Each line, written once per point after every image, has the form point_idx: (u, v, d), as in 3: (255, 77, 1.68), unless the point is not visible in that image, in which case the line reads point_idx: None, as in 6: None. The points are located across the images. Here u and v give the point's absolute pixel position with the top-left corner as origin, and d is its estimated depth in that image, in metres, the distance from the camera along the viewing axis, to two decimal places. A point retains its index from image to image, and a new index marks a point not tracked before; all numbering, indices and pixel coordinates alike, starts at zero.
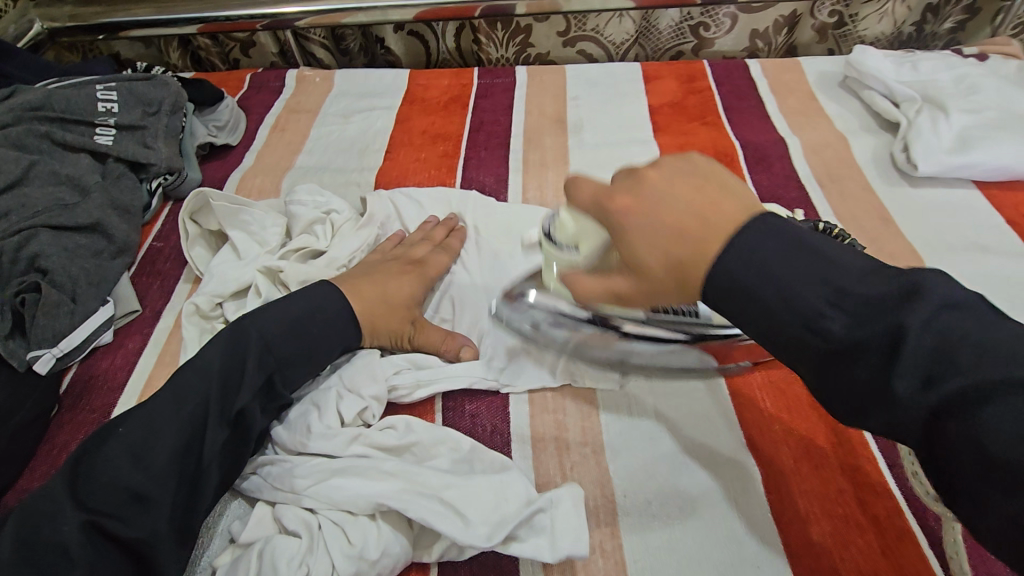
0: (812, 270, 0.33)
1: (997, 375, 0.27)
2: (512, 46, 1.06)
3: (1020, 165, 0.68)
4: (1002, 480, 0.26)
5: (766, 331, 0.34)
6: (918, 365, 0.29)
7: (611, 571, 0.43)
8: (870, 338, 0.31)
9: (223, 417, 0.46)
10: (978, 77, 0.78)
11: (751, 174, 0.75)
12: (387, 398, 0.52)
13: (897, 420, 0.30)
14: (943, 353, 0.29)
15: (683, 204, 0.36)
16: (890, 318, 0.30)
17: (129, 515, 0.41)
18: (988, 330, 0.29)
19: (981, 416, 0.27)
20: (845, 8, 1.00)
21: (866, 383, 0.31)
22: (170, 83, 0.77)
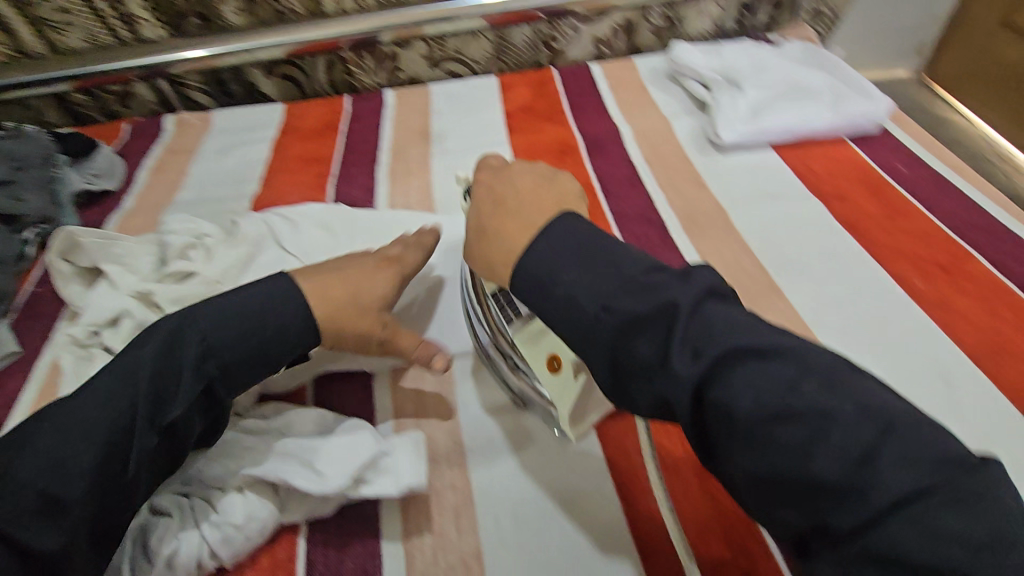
0: (592, 254, 0.42)
1: (740, 347, 0.35)
2: (382, 73, 1.14)
3: (800, 126, 0.81)
4: (733, 437, 0.34)
5: (567, 322, 0.41)
6: (684, 344, 0.36)
7: (460, 502, 0.49)
8: (650, 314, 0.38)
9: (156, 427, 0.45)
10: (768, 59, 0.92)
11: (589, 160, 0.85)
12: (258, 390, 0.56)
13: (677, 403, 0.35)
14: (701, 338, 0.36)
15: (517, 197, 0.49)
16: (662, 300, 0.38)
17: (37, 522, 0.40)
18: (737, 319, 0.38)
19: (689, 358, 0.36)
20: (672, 12, 1.15)
21: (648, 364, 0.37)
22: (41, 138, 0.83)
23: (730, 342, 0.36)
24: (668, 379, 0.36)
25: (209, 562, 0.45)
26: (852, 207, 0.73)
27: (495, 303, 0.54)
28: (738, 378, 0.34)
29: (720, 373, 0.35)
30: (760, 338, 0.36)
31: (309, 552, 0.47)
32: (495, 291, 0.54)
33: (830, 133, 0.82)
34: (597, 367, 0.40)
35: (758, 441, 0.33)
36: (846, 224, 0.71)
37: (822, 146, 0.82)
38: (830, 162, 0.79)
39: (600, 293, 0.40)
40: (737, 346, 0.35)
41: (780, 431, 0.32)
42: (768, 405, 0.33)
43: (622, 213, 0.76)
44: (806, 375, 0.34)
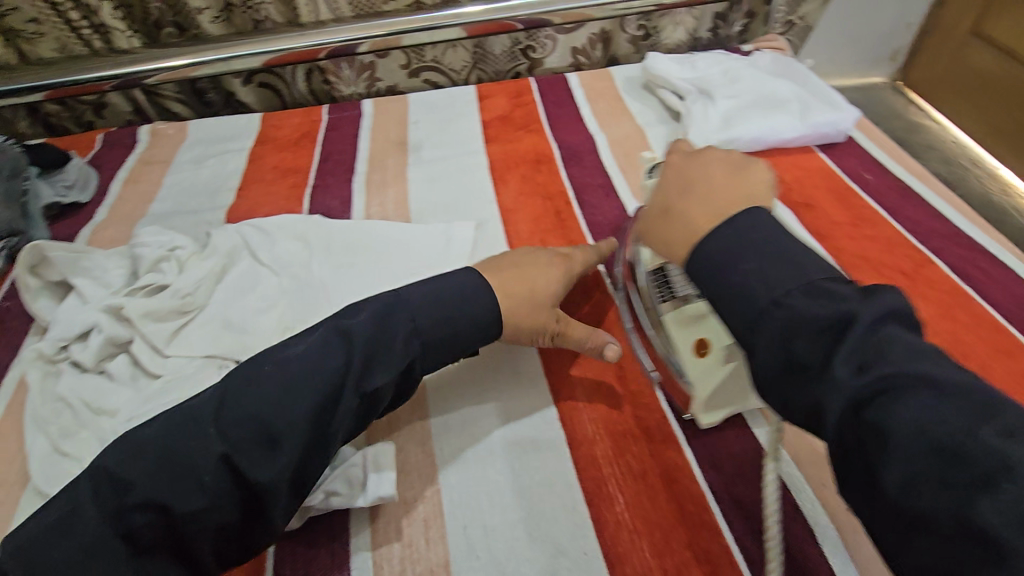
0: (771, 249, 0.43)
1: (911, 372, 0.33)
2: (361, 82, 1.14)
3: (770, 136, 0.82)
4: (879, 454, 0.32)
5: (733, 307, 0.43)
6: (851, 355, 0.35)
7: (430, 512, 0.49)
8: (828, 323, 0.37)
9: (358, 394, 0.47)
10: (739, 69, 0.94)
11: (565, 170, 0.86)
12: None
13: (830, 408, 0.34)
14: (872, 354, 0.34)
15: (707, 182, 0.51)
16: (841, 310, 0.37)
17: (181, 523, 0.40)
18: (922, 347, 0.35)
19: (857, 366, 0.34)
20: (648, 22, 1.16)
21: (807, 365, 0.37)
22: (8, 150, 0.80)
23: (914, 364, 0.33)
24: (833, 379, 0.35)
25: None
26: (819, 215, 0.74)
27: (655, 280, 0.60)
28: (908, 400, 0.32)
29: (893, 391, 0.33)
30: (950, 379, 0.32)
31: (276, 564, 0.47)
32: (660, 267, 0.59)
33: (799, 141, 0.84)
34: (756, 358, 0.40)
35: (900, 460, 0.31)
36: (814, 231, 0.72)
37: (792, 154, 0.84)
38: (799, 171, 0.81)
39: (774, 282, 0.41)
40: (927, 378, 0.32)
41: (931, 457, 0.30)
42: (933, 437, 0.30)
43: (595, 221, 0.77)
44: (972, 417, 0.30)
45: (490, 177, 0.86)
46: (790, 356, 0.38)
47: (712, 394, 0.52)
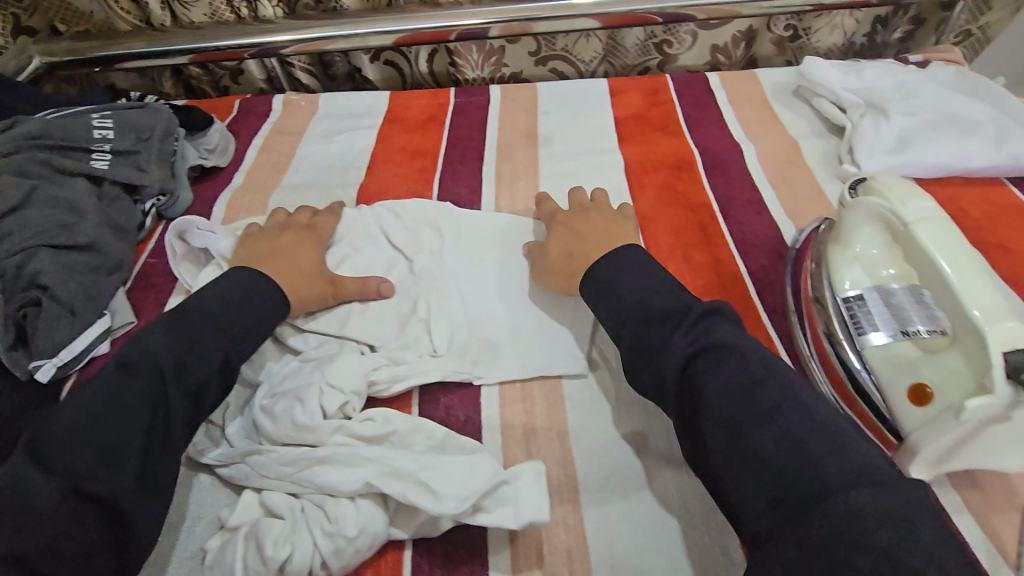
0: (658, 286, 0.53)
1: (725, 345, 0.46)
2: (487, 67, 1.12)
3: (954, 163, 0.73)
4: (776, 476, 0.38)
5: (630, 312, 0.52)
6: (690, 337, 0.47)
7: (572, 542, 0.47)
8: (670, 317, 0.49)
9: (183, 393, 0.49)
10: (916, 83, 0.84)
11: (708, 179, 0.80)
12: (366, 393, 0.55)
13: (667, 371, 0.46)
14: (704, 332, 0.47)
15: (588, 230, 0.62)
16: (682, 305, 0.50)
17: (101, 473, 0.43)
18: (745, 343, 0.46)
19: (697, 384, 0.45)
20: (799, 22, 1.06)
21: (658, 346, 0.48)
22: (161, 111, 0.82)
23: (759, 369, 0.44)
24: (716, 414, 0.43)
25: (320, 572, 0.44)
26: (1015, 261, 0.65)
27: (848, 308, 0.55)
28: (766, 404, 0.42)
29: (762, 411, 0.42)
30: (754, 353, 0.45)
31: (415, 571, 0.46)
32: (853, 295, 0.55)
33: (988, 172, 0.73)
34: (626, 344, 0.51)
35: (791, 473, 0.38)
36: (1009, 279, 0.63)
37: (977, 186, 0.74)
38: (988, 207, 0.71)
39: (647, 299, 0.51)
40: (739, 360, 0.44)
41: (826, 467, 0.37)
42: (731, 386, 0.43)
43: (746, 242, 0.70)
44: (759, 370, 0.44)
45: (626, 180, 0.81)
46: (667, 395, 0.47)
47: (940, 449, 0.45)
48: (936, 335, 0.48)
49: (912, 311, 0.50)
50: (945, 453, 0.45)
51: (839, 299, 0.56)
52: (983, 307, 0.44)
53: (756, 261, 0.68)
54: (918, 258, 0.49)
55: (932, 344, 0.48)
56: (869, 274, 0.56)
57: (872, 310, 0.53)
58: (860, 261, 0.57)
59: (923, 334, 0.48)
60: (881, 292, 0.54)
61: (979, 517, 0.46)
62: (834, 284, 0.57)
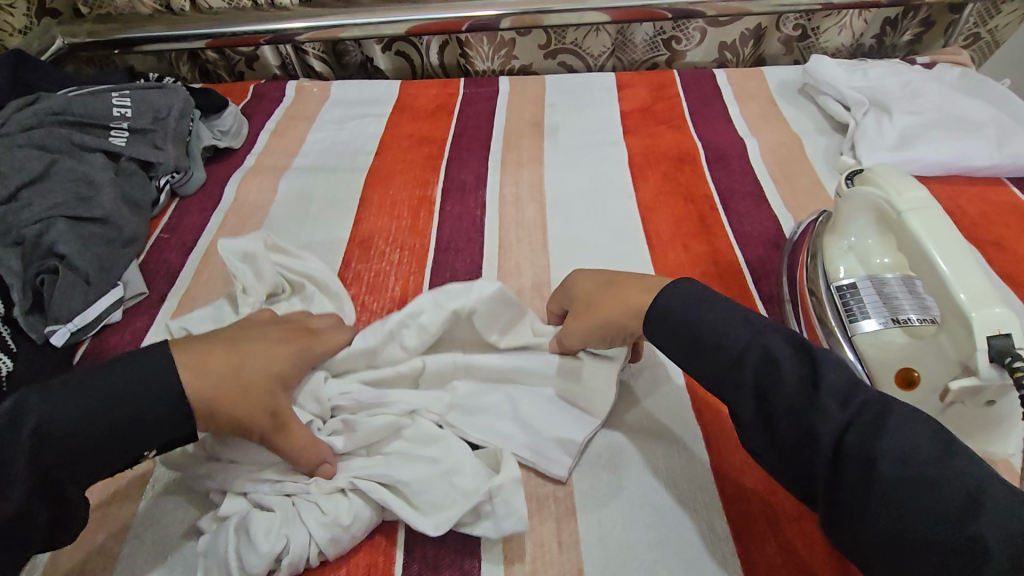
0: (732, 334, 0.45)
1: (888, 408, 0.39)
2: (497, 59, 1.13)
3: (954, 162, 0.74)
4: (943, 548, 0.34)
5: (716, 363, 0.45)
6: (837, 394, 0.40)
7: (562, 514, 0.49)
8: (795, 368, 0.41)
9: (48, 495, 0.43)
10: (922, 82, 0.84)
11: (711, 172, 0.80)
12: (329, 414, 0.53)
13: (819, 437, 0.39)
14: (849, 391, 0.40)
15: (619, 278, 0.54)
16: (813, 356, 0.42)
17: None
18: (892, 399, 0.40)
19: (856, 454, 0.38)
20: (807, 22, 1.07)
21: (800, 402, 0.40)
22: (178, 91, 0.84)
23: (905, 424, 0.38)
24: (870, 477, 0.37)
25: (315, 558, 0.46)
26: (1011, 258, 0.65)
27: (840, 296, 0.56)
28: (927, 472, 0.36)
29: (924, 473, 0.36)
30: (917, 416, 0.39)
31: (409, 541, 0.48)
32: (843, 283, 0.56)
33: (987, 172, 0.74)
34: (739, 401, 0.43)
35: (962, 542, 0.34)
36: (1005, 275, 0.63)
37: (976, 185, 0.74)
38: (986, 205, 0.72)
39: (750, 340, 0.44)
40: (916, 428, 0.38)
41: (997, 538, 0.33)
42: (914, 459, 0.37)
43: (744, 233, 0.71)
44: (933, 440, 0.38)
45: (629, 172, 0.82)
46: (811, 461, 0.39)
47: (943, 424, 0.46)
48: (926, 322, 0.50)
49: (904, 300, 0.52)
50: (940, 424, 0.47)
51: (831, 287, 0.57)
52: (970, 291, 0.45)
53: (753, 251, 0.69)
54: (909, 246, 0.50)
55: (921, 331, 0.50)
56: (863, 264, 0.57)
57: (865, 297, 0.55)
58: (856, 252, 0.58)
59: (914, 322, 0.50)
60: (873, 281, 0.55)
61: None
62: (829, 273, 0.58)
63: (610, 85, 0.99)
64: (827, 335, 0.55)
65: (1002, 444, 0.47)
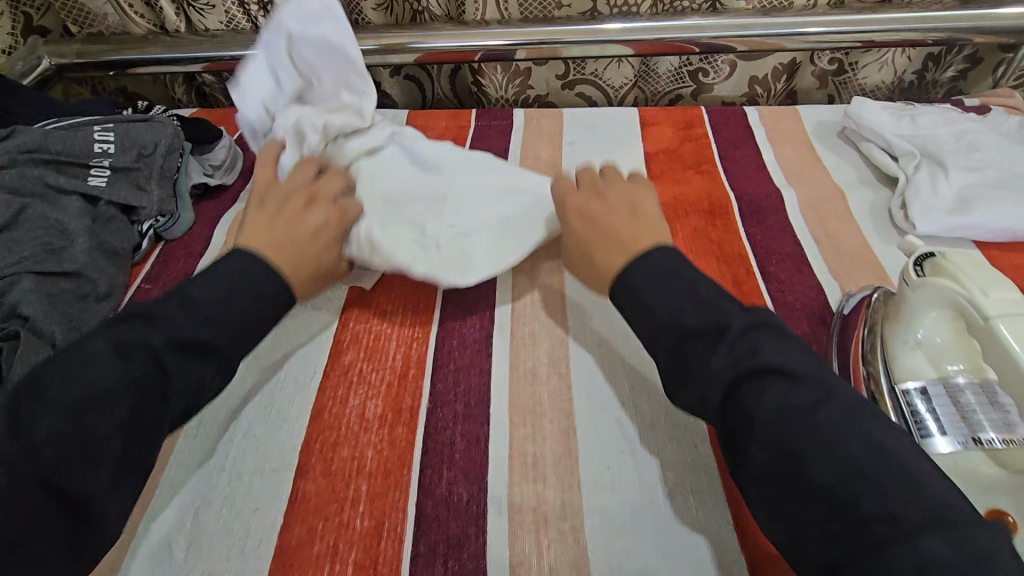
0: (684, 289, 0.48)
1: (776, 365, 0.41)
2: (511, 88, 1.06)
3: (1020, 229, 0.66)
4: (815, 492, 0.36)
5: (642, 313, 0.49)
6: (730, 350, 0.43)
7: None
8: (707, 327, 0.45)
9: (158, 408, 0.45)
10: (978, 133, 0.77)
11: (745, 228, 0.73)
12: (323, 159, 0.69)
13: (708, 386, 0.43)
14: (747, 349, 0.43)
15: (633, 209, 0.58)
16: (718, 320, 0.45)
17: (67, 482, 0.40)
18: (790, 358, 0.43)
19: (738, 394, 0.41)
20: (845, 57, 1.00)
21: (697, 361, 0.44)
22: (167, 123, 0.78)
23: (799, 375, 0.41)
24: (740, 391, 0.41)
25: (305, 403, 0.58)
26: None
27: (908, 403, 0.48)
28: (812, 412, 0.39)
29: (810, 417, 0.38)
30: (807, 375, 0.41)
31: None
32: (910, 387, 0.49)
33: None
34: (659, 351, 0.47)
35: (860, 501, 0.34)
36: None
37: None
38: None
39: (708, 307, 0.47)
40: (793, 394, 0.40)
41: (836, 476, 0.35)
42: (793, 403, 0.39)
43: (786, 305, 0.64)
44: (814, 395, 0.40)
45: None
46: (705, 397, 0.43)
47: None
48: (1012, 446, 0.44)
49: (984, 415, 0.45)
50: None
51: (896, 390, 0.49)
52: None
53: (796, 326, 0.62)
54: (1002, 360, 0.42)
55: (1010, 457, 0.44)
56: (932, 364, 0.49)
57: (937, 409, 0.47)
58: (923, 349, 0.50)
59: (998, 444, 0.44)
60: (946, 387, 0.48)
61: None
62: (892, 372, 0.50)
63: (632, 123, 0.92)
64: None
65: None
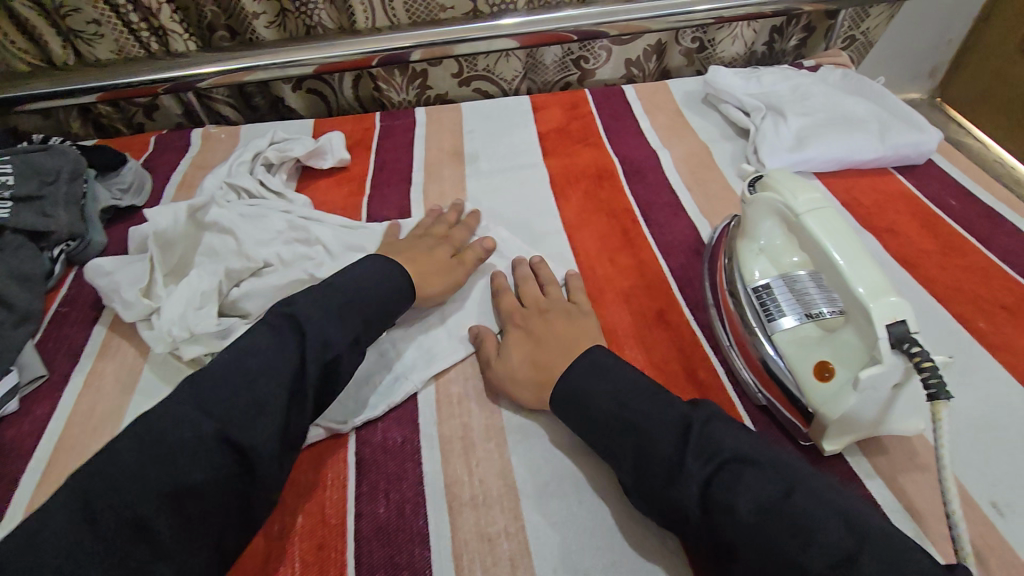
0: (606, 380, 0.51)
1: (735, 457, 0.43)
2: (411, 90, 1.13)
3: (845, 156, 0.79)
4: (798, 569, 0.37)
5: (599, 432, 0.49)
6: (695, 449, 0.44)
7: (516, 550, 0.48)
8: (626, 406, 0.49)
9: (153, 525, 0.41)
10: (809, 86, 0.91)
11: (628, 186, 0.83)
12: (230, 174, 0.80)
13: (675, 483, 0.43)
14: (709, 447, 0.44)
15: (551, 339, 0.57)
16: (655, 414, 0.47)
17: None
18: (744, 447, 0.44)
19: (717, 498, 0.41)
20: (703, 35, 1.14)
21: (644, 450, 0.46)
22: (67, 151, 0.79)
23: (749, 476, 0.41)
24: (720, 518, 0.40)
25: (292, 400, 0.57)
26: (903, 242, 0.70)
27: (754, 298, 0.58)
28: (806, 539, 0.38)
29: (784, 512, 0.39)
30: (735, 462, 0.42)
31: None
32: (753, 284, 0.59)
33: (875, 163, 0.80)
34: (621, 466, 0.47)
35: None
36: (901, 259, 0.68)
37: (867, 176, 0.80)
38: (878, 195, 0.77)
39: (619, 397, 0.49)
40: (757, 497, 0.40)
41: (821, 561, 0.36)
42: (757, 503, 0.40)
43: (667, 242, 0.74)
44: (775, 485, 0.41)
45: (551, 193, 0.83)
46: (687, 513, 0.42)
47: (844, 422, 0.48)
48: (838, 316, 0.51)
49: (816, 296, 0.54)
50: (854, 424, 0.48)
51: (745, 289, 0.60)
52: (867, 284, 0.46)
53: (673, 259, 0.72)
54: (808, 247, 0.52)
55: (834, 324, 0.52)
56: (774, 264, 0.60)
57: (776, 297, 0.57)
58: (765, 253, 0.60)
59: (827, 315, 0.52)
60: (786, 279, 0.57)
61: (886, 482, 0.50)
62: (744, 275, 0.60)
63: (524, 109, 1.01)
64: (745, 331, 0.58)
65: (915, 421, 0.49)
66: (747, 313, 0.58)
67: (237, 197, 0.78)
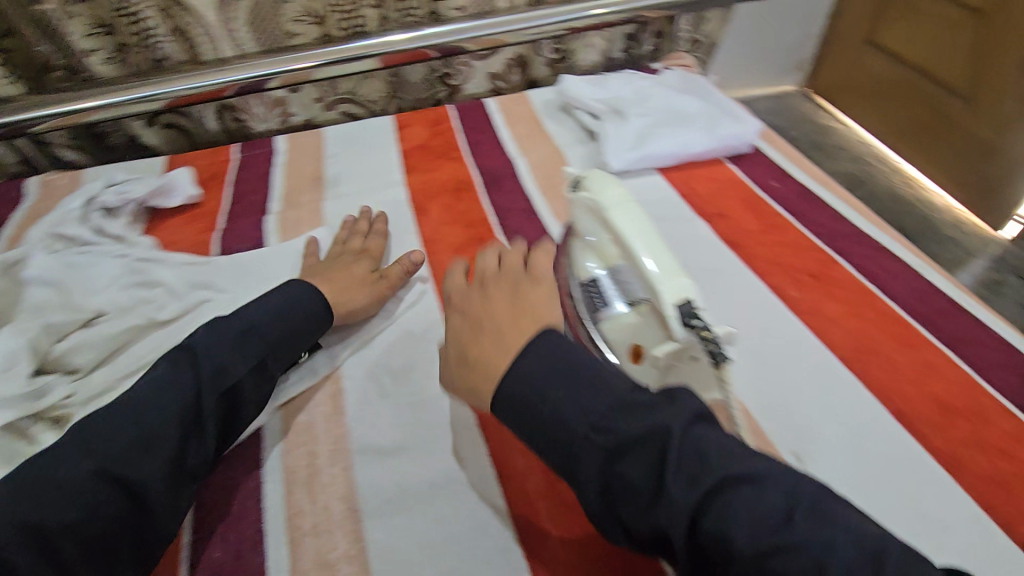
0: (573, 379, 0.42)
1: (734, 474, 0.36)
2: (274, 118, 1.11)
3: (679, 151, 0.85)
4: None
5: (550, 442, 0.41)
6: (677, 467, 0.37)
7: (356, 573, 0.47)
8: (601, 421, 0.40)
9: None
10: (649, 87, 0.97)
11: (486, 195, 0.85)
12: (59, 221, 0.76)
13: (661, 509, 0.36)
14: (693, 463, 0.37)
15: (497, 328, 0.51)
16: (645, 421, 0.39)
17: None
18: (730, 447, 0.38)
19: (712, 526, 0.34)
20: (561, 46, 1.19)
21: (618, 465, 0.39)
22: None
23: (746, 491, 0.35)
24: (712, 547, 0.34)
25: None
26: (731, 224, 0.76)
27: (586, 291, 0.58)
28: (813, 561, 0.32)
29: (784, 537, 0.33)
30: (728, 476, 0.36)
31: None
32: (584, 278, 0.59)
33: (708, 154, 0.87)
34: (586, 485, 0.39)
35: None
36: (729, 240, 0.73)
37: (702, 168, 0.87)
38: (712, 183, 0.83)
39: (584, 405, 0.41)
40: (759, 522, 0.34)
41: None
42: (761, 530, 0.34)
43: None
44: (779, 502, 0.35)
45: (410, 209, 0.84)
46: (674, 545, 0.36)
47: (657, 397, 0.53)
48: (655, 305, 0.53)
49: (636, 285, 0.55)
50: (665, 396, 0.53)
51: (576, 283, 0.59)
52: (662, 268, 0.52)
53: None
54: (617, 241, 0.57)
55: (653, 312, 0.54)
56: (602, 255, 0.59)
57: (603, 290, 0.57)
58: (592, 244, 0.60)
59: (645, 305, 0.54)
60: (612, 272, 0.57)
61: None
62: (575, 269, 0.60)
63: (387, 128, 1.02)
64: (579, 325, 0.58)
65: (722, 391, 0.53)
66: (579, 307, 0.58)
67: (65, 246, 0.74)
